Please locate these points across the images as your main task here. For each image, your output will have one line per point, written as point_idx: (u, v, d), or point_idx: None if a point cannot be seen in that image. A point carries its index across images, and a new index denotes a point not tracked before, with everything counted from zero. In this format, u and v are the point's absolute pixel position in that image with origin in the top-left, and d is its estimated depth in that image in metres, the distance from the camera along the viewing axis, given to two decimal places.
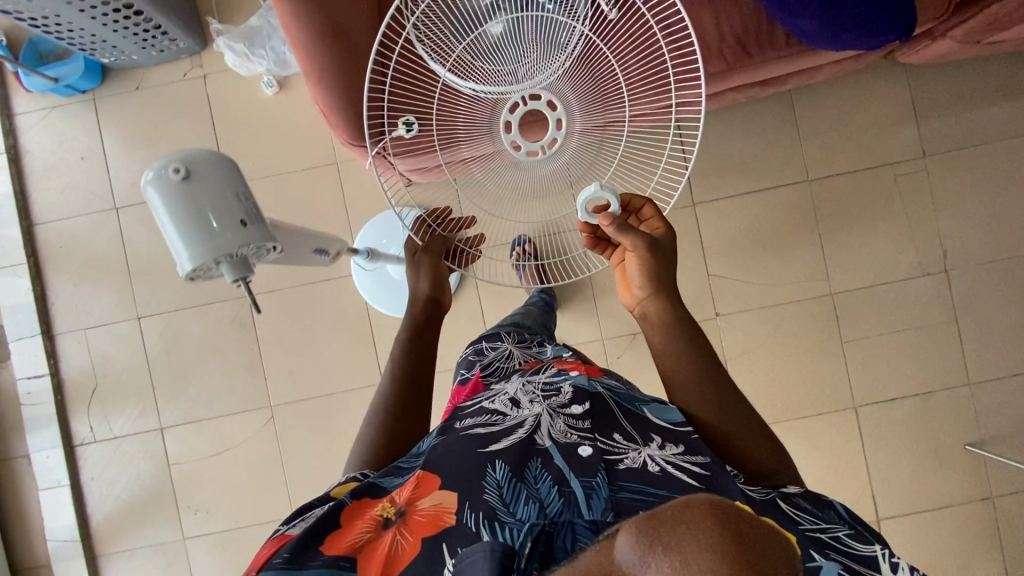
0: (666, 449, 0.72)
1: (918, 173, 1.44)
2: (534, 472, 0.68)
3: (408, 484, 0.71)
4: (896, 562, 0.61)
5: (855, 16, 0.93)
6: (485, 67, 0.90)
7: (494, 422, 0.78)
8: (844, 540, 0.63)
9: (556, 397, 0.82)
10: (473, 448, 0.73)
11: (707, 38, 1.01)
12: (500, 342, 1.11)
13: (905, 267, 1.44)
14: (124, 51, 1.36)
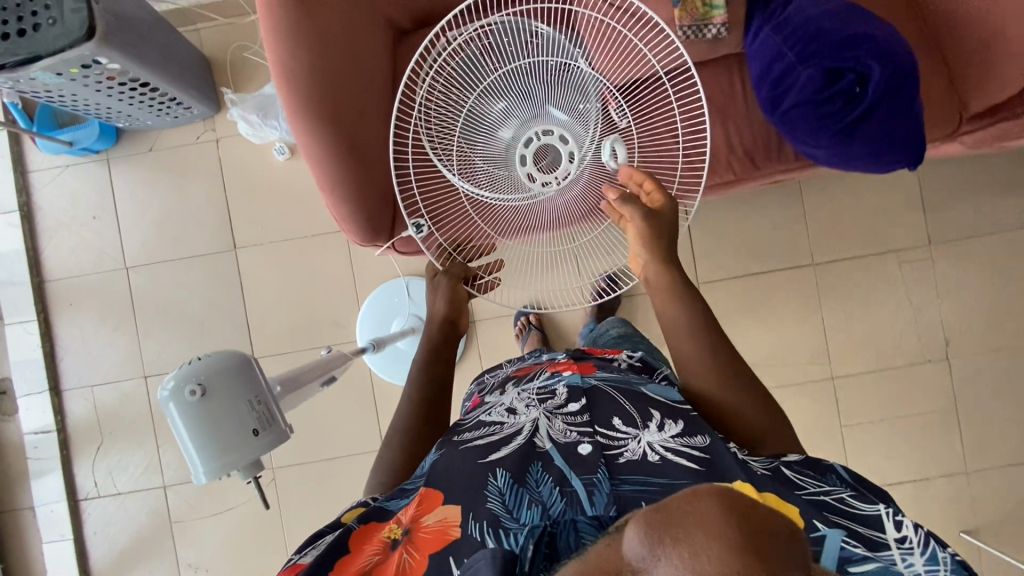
0: (665, 432, 0.73)
1: (923, 261, 1.45)
2: (535, 476, 0.68)
3: (412, 502, 0.70)
4: (901, 521, 0.61)
5: (869, 146, 0.90)
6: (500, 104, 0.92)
7: (494, 432, 0.78)
8: (846, 502, 0.64)
9: (551, 400, 0.82)
10: (473, 459, 0.72)
11: (717, 151, 1.05)
12: (501, 368, 1.15)
13: (900, 343, 1.47)
14: (139, 119, 1.40)
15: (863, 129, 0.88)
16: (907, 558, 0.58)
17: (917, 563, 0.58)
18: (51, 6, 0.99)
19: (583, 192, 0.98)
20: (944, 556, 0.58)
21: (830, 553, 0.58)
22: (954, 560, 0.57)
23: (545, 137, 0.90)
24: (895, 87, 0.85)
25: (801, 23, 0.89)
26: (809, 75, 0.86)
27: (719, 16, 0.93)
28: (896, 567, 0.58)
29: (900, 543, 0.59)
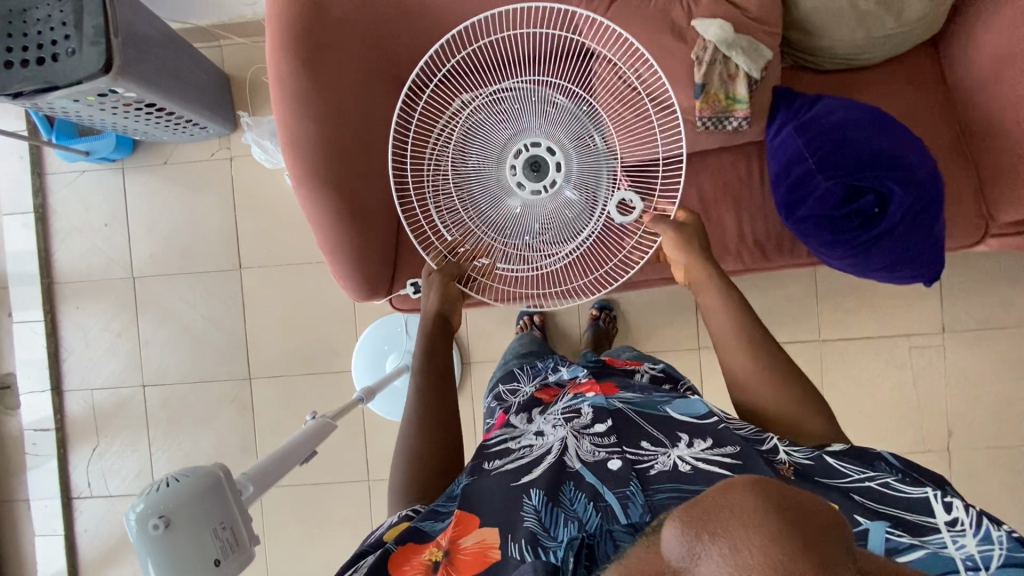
0: (695, 446, 0.72)
1: (933, 347, 1.42)
2: (568, 495, 0.68)
3: (449, 524, 0.68)
4: (949, 502, 0.59)
5: (890, 257, 0.86)
6: (485, 116, 0.92)
7: (522, 456, 0.77)
8: (890, 486, 0.63)
9: (577, 419, 0.81)
10: (506, 481, 0.71)
11: (726, 239, 1.02)
12: (515, 384, 1.07)
13: (899, 429, 1.44)
14: (155, 134, 1.40)
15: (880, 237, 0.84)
16: (957, 542, 0.56)
17: (970, 544, 0.55)
18: (72, 37, 0.99)
19: (573, 212, 0.93)
20: (999, 535, 0.55)
21: (875, 544, 0.56)
22: (1008, 539, 0.54)
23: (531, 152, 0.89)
24: (910, 219, 0.82)
25: (827, 125, 0.86)
26: (827, 188, 0.83)
27: (742, 109, 0.89)
28: (947, 551, 0.55)
29: (949, 525, 0.58)
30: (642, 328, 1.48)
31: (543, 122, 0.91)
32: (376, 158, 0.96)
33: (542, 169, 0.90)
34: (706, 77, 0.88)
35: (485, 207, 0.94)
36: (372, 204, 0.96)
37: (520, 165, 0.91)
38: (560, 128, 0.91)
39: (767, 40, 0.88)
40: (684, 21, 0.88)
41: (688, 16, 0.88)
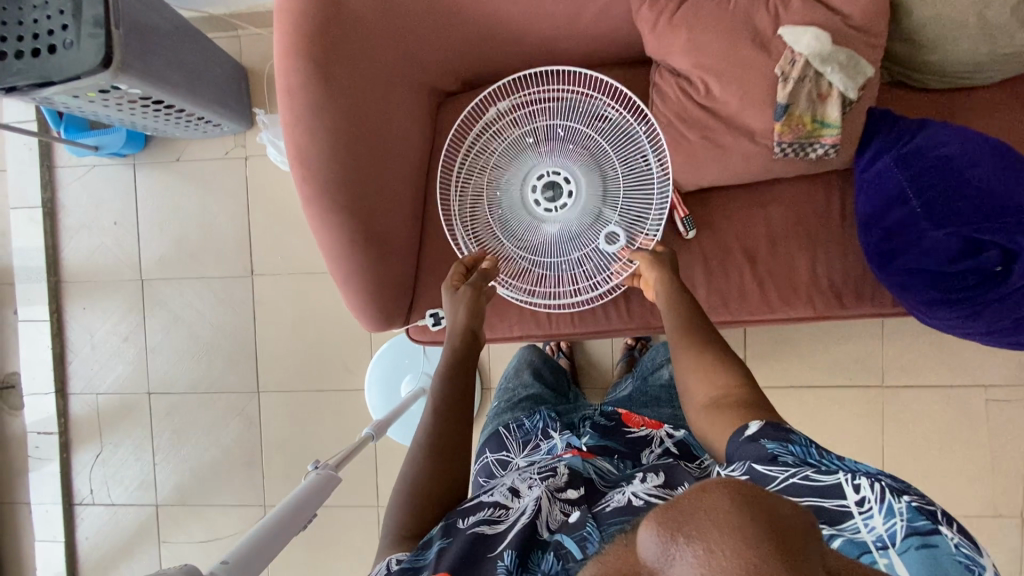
0: (648, 482, 0.69)
1: (1013, 402, 1.26)
2: (539, 556, 0.61)
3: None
4: (859, 481, 0.51)
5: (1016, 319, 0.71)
6: (506, 147, 0.87)
7: (499, 517, 0.68)
8: (804, 476, 0.53)
9: (552, 478, 0.74)
10: (476, 543, 0.63)
11: (798, 281, 0.87)
12: (509, 457, 0.93)
13: (970, 490, 1.28)
14: (165, 130, 1.30)
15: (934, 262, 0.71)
16: (866, 523, 0.50)
17: (881, 524, 0.49)
18: (69, 27, 0.89)
19: (591, 225, 0.87)
20: (902, 508, 0.49)
21: None
22: (909, 509, 0.49)
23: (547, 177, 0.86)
24: None
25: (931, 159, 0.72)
26: (939, 241, 0.70)
27: (831, 136, 0.75)
28: (859, 535, 0.49)
29: (858, 508, 0.50)
30: None
31: (551, 147, 0.87)
32: (393, 182, 0.84)
33: (561, 196, 0.88)
34: (791, 97, 0.74)
35: (507, 232, 0.89)
36: (387, 227, 0.84)
37: (539, 191, 0.88)
38: (565, 149, 0.86)
39: (868, 55, 0.73)
40: (767, 29, 0.74)
41: (773, 22, 0.74)
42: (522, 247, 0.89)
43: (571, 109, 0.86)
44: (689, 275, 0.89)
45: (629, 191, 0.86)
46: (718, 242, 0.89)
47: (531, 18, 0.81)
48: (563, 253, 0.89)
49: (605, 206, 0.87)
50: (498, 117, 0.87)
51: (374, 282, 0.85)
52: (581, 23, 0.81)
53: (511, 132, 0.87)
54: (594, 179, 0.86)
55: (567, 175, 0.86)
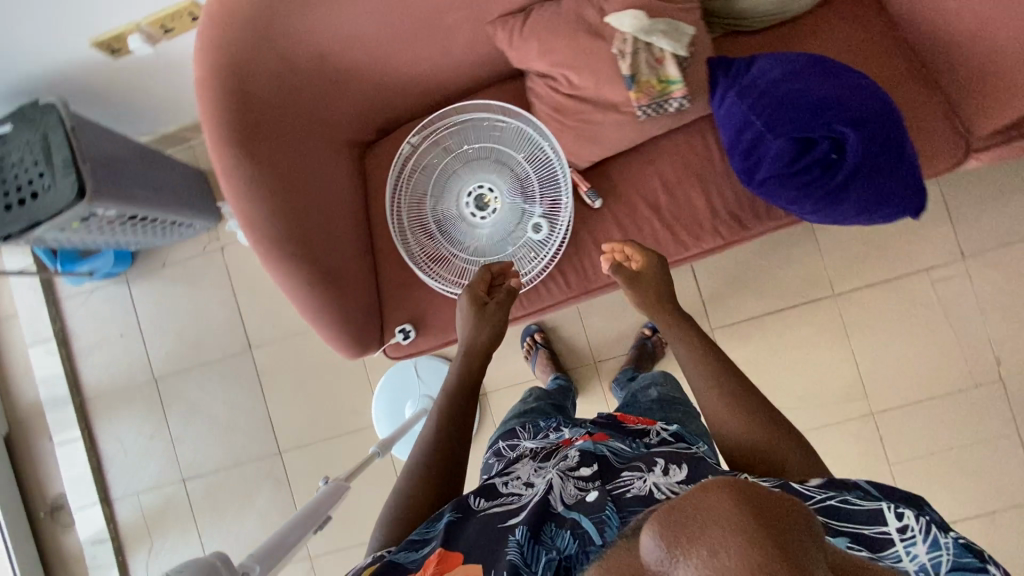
0: (671, 476, 0.70)
1: (957, 277, 1.35)
2: (553, 531, 0.65)
3: (429, 562, 0.66)
4: (901, 510, 0.56)
5: (859, 201, 0.83)
6: (434, 174, 1.04)
7: (510, 502, 0.73)
8: (846, 501, 0.57)
9: (564, 461, 0.78)
10: (494, 524, 0.69)
11: (701, 217, 1.00)
12: (517, 441, 1.00)
13: (944, 368, 1.36)
14: (148, 241, 1.47)
15: (801, 174, 0.83)
16: (908, 551, 0.54)
17: (923, 552, 0.54)
18: (45, 174, 1.06)
19: (515, 219, 1.02)
20: (949, 542, 0.54)
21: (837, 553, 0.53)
22: (956, 545, 0.53)
23: (472, 190, 1.02)
24: (865, 167, 0.80)
25: (767, 87, 0.85)
26: (777, 148, 0.83)
27: (679, 89, 0.89)
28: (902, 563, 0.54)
29: (902, 534, 0.55)
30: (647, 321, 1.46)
31: (468, 164, 1.03)
32: (336, 228, 0.98)
33: (489, 204, 1.03)
34: (633, 67, 0.88)
35: (451, 243, 1.04)
36: (342, 265, 0.98)
37: (470, 202, 1.03)
38: (479, 164, 1.03)
39: (684, 18, 0.88)
40: (598, 20, 0.88)
41: (600, 14, 0.89)
42: (466, 251, 1.03)
43: (472, 129, 1.02)
44: (609, 238, 1.02)
45: (539, 182, 1.01)
46: (622, 204, 1.02)
47: (411, 64, 0.96)
48: (501, 249, 1.03)
49: (523, 199, 1.02)
50: (421, 151, 1.03)
51: (339, 312, 0.98)
52: (454, 58, 0.97)
53: (433, 161, 1.03)
54: (510, 182, 1.02)
55: (488, 184, 1.02)
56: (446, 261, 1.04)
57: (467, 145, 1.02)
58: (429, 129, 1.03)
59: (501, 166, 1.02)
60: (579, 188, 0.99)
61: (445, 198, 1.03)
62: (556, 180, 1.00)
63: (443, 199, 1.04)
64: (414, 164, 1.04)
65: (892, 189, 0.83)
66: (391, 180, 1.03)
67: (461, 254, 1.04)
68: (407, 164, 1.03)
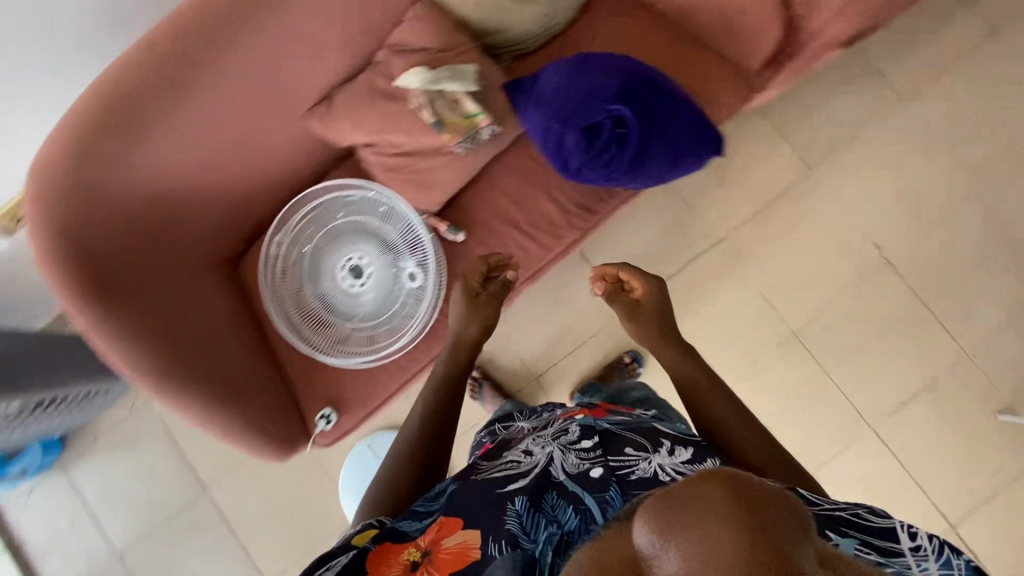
0: (676, 457, 0.73)
1: (811, 189, 1.49)
2: (551, 501, 0.67)
3: (431, 527, 0.69)
4: (913, 529, 0.59)
5: (659, 166, 0.96)
6: (305, 261, 1.10)
7: (507, 468, 0.76)
8: (859, 514, 0.61)
9: (565, 435, 0.80)
10: (491, 489, 0.71)
11: (554, 218, 1.09)
12: (511, 421, 1.00)
13: (835, 270, 1.47)
14: (70, 420, 1.45)
15: (606, 151, 0.93)
16: (919, 566, 0.57)
17: (935, 570, 0.57)
18: None
19: (391, 277, 1.10)
20: (959, 563, 0.58)
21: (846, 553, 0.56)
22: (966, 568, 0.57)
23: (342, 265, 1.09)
24: (649, 137, 0.92)
25: (552, 93, 0.95)
26: (575, 138, 0.93)
27: (484, 118, 0.98)
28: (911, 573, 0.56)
29: (914, 550, 0.58)
30: (568, 324, 1.53)
31: (332, 243, 1.11)
32: (224, 344, 1.02)
33: (363, 271, 1.11)
34: (436, 114, 0.97)
35: (341, 317, 1.10)
36: (242, 376, 1.02)
37: (346, 274, 1.10)
38: (342, 240, 1.11)
39: (464, 58, 0.98)
40: (391, 85, 0.98)
41: (392, 78, 0.98)
42: (357, 320, 1.10)
43: (324, 212, 1.10)
44: (483, 264, 1.09)
45: (400, 238, 1.09)
46: (483, 230, 1.10)
47: (247, 174, 1.03)
48: (388, 307, 1.10)
49: (392, 257, 1.10)
50: (286, 245, 1.09)
51: (253, 417, 1.00)
52: (283, 157, 1.05)
53: (300, 250, 1.10)
54: (377, 245, 1.10)
55: (355, 255, 1.10)
56: (343, 335, 1.10)
57: (324, 227, 1.10)
58: (286, 223, 1.09)
59: (362, 235, 1.10)
60: (437, 231, 1.06)
61: (322, 280, 1.10)
62: (414, 231, 1.08)
63: (321, 281, 1.10)
64: (284, 258, 1.09)
65: (682, 145, 0.95)
66: (266, 279, 1.08)
67: (354, 325, 1.10)
68: (277, 260, 1.09)
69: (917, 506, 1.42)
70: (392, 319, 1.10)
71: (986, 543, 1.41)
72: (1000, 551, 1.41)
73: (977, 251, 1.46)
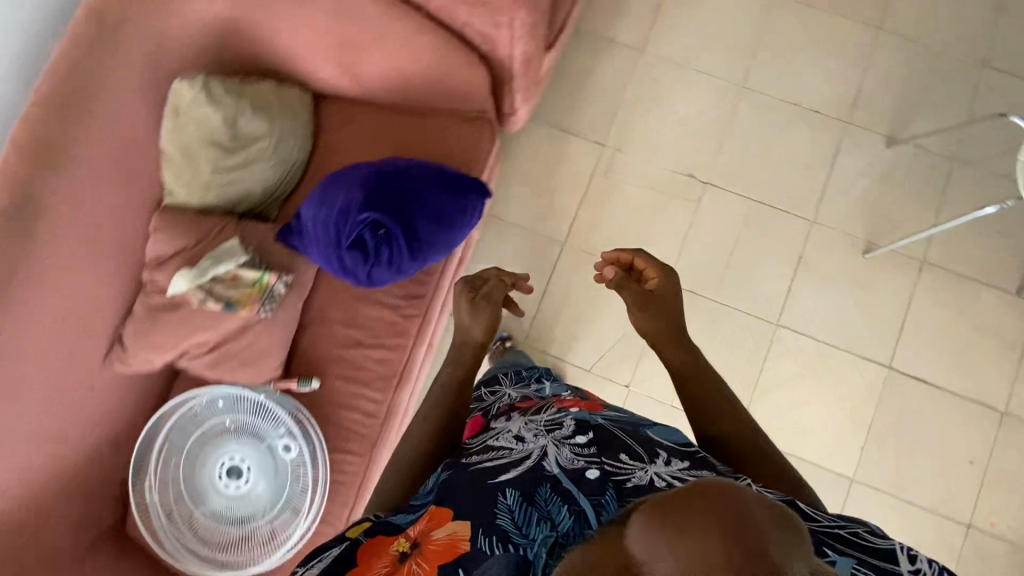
0: (672, 465, 0.76)
1: (612, 159, 1.62)
2: (545, 495, 0.73)
3: (422, 519, 0.78)
4: (913, 553, 0.65)
5: (442, 247, 1.01)
6: (183, 491, 1.06)
7: (502, 456, 0.84)
8: (862, 535, 0.68)
9: (558, 430, 0.86)
10: (483, 479, 0.79)
11: (391, 319, 1.11)
12: (498, 387, 1.17)
13: (670, 213, 1.59)
14: None
15: (381, 256, 0.96)
16: None
17: None
18: None
19: (270, 459, 1.07)
20: None
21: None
22: None
23: (219, 474, 1.06)
24: (419, 228, 0.97)
25: (313, 226, 0.98)
26: (351, 257, 0.96)
27: (270, 275, 1.01)
28: None
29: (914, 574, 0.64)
30: None
31: (200, 459, 1.07)
32: None
33: (241, 468, 1.07)
34: (223, 298, 1.00)
35: (242, 523, 1.06)
36: None
37: (226, 480, 1.06)
38: (207, 451, 1.08)
39: (223, 238, 1.02)
40: (167, 295, 1.00)
41: (166, 289, 1.00)
42: (258, 517, 1.06)
43: (177, 435, 1.07)
44: (351, 395, 1.09)
45: (260, 421, 1.08)
46: (333, 365, 1.10)
47: (81, 444, 1.01)
48: (280, 491, 1.06)
49: (261, 442, 1.08)
50: (155, 486, 1.05)
51: None
52: (110, 406, 1.04)
53: (172, 483, 1.06)
54: (250, 437, 1.08)
55: (227, 458, 1.07)
56: (252, 538, 1.06)
57: (184, 449, 1.07)
58: (143, 466, 1.05)
59: (223, 437, 1.08)
60: (289, 392, 1.06)
61: (208, 498, 1.06)
62: (268, 407, 1.07)
63: (207, 499, 1.07)
64: (160, 499, 1.06)
65: (454, 217, 1.01)
66: (151, 528, 1.04)
67: (257, 523, 1.06)
68: (155, 504, 1.05)
69: (849, 366, 1.51)
70: (289, 499, 1.06)
71: (920, 361, 1.50)
72: (939, 364, 1.50)
73: (766, 134, 1.61)
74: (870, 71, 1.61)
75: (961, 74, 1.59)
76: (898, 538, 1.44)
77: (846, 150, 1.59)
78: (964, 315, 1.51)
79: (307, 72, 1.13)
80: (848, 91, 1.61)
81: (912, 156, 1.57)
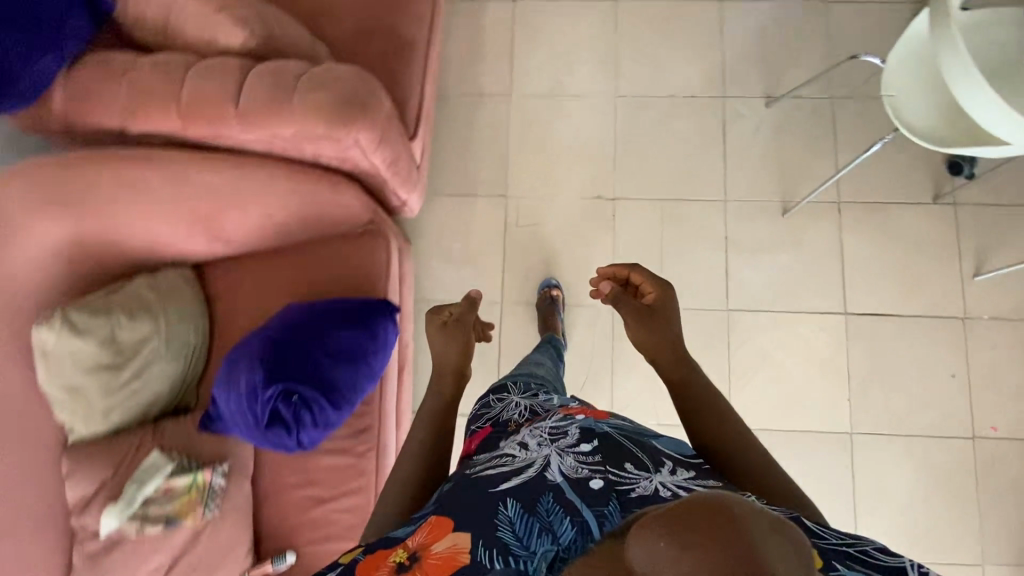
0: (677, 475, 0.72)
1: (519, 205, 1.62)
2: (546, 505, 0.69)
3: (422, 529, 0.72)
4: (930, 574, 0.57)
5: (366, 384, 0.98)
6: None
7: (504, 463, 0.77)
8: (871, 552, 0.59)
9: (563, 437, 0.79)
10: (484, 489, 0.73)
11: (345, 462, 1.07)
12: (506, 395, 0.99)
13: (592, 237, 1.59)
14: None
15: (302, 420, 0.91)
16: None
17: None
18: None
19: None
20: None
21: None
22: None
23: None
24: (335, 379, 0.94)
25: (231, 415, 0.95)
26: (274, 431, 0.91)
27: (204, 473, 0.96)
28: None
29: None
30: None
31: None
32: None
33: None
34: (163, 515, 0.94)
35: None
36: None
37: None
38: None
39: (142, 456, 0.97)
40: (103, 537, 0.94)
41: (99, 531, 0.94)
42: None
43: None
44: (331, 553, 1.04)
45: None
46: (304, 531, 1.05)
47: None
48: None
49: None
50: None
51: None
52: None
53: None
54: None
55: None
56: None
57: None
58: None
59: None
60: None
61: None
62: None
63: None
64: None
65: (366, 351, 0.98)
66: None
67: None
68: None
69: (808, 323, 1.52)
70: None
71: (872, 297, 1.52)
72: (888, 291, 1.52)
73: (654, 134, 1.62)
74: (727, 42, 1.64)
75: (810, 16, 1.63)
76: (911, 469, 1.45)
77: (732, 123, 1.61)
78: (894, 237, 1.54)
79: (174, 254, 1.08)
80: (714, 68, 1.64)
81: (794, 108, 1.60)
